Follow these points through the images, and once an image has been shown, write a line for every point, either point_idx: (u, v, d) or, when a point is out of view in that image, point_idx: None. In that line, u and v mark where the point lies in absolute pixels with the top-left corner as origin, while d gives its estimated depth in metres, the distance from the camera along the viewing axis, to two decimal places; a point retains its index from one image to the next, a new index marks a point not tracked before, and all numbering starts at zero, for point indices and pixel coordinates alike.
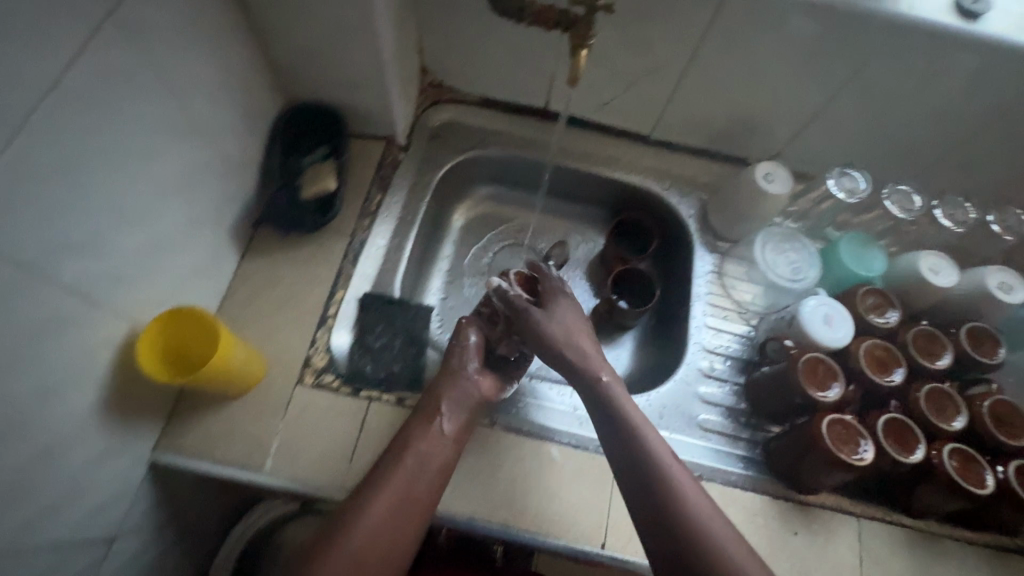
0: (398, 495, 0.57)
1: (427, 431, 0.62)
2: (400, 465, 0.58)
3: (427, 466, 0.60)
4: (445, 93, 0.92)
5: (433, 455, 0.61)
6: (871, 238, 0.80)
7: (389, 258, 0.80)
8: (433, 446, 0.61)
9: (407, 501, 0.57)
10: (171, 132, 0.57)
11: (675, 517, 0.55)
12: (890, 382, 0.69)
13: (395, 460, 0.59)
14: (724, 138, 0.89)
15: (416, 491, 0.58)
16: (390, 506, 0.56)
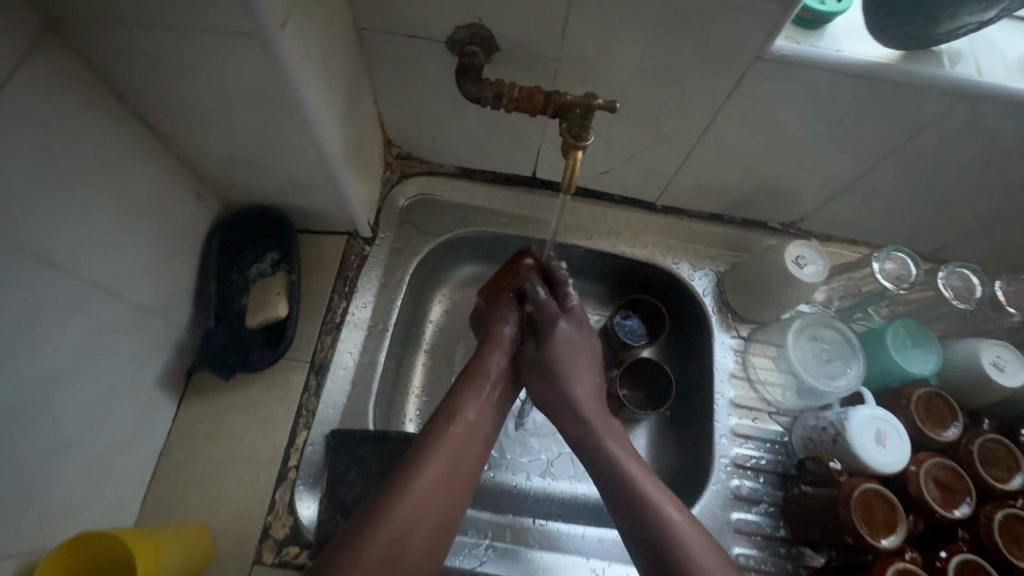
0: (439, 478, 0.57)
1: (474, 405, 0.63)
2: (440, 450, 0.58)
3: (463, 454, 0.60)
4: (416, 166, 0.79)
5: (467, 444, 0.61)
6: (924, 327, 0.68)
7: (359, 380, 0.68)
8: (471, 435, 0.62)
9: (444, 484, 0.57)
10: (54, 305, 0.44)
11: (675, 539, 0.53)
12: (958, 513, 0.59)
13: (440, 439, 0.59)
14: (741, 203, 0.77)
15: (453, 473, 0.58)
16: (432, 488, 0.56)
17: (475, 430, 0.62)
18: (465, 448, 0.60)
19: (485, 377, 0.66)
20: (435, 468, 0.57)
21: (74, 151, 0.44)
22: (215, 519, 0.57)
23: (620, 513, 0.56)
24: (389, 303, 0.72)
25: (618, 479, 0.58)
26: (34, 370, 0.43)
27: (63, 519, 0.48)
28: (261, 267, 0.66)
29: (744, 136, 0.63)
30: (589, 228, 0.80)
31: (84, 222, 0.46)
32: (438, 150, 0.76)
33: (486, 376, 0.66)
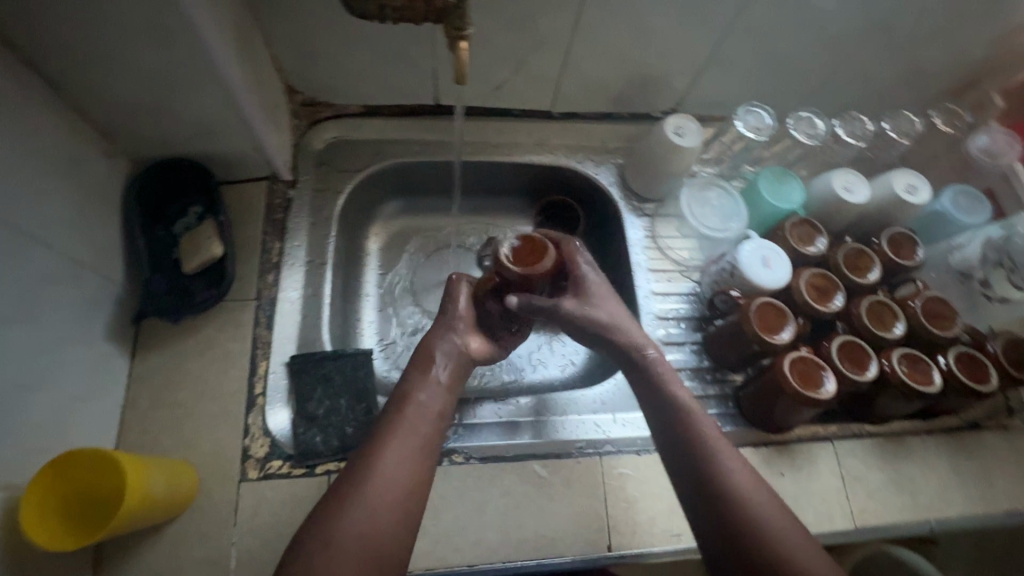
0: (404, 470, 0.53)
1: (445, 347, 0.63)
2: (375, 458, 0.53)
3: (400, 461, 0.53)
4: (323, 109, 0.83)
5: (407, 441, 0.55)
6: (786, 170, 0.81)
7: (308, 310, 0.72)
8: (409, 449, 0.55)
9: (393, 490, 0.52)
10: None
11: (710, 452, 0.53)
12: (832, 307, 0.71)
13: (415, 382, 0.60)
14: (624, 98, 0.86)
15: (384, 535, 0.50)
16: (368, 526, 0.49)
17: (435, 423, 0.58)
18: (423, 460, 0.55)
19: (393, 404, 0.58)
20: (387, 465, 0.53)
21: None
22: (193, 452, 0.60)
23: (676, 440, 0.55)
24: (324, 239, 0.77)
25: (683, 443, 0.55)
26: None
27: (40, 458, 0.50)
28: (187, 221, 0.67)
29: (609, 25, 0.72)
30: (496, 144, 0.87)
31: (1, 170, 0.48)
32: (340, 89, 0.80)
33: (435, 362, 0.62)
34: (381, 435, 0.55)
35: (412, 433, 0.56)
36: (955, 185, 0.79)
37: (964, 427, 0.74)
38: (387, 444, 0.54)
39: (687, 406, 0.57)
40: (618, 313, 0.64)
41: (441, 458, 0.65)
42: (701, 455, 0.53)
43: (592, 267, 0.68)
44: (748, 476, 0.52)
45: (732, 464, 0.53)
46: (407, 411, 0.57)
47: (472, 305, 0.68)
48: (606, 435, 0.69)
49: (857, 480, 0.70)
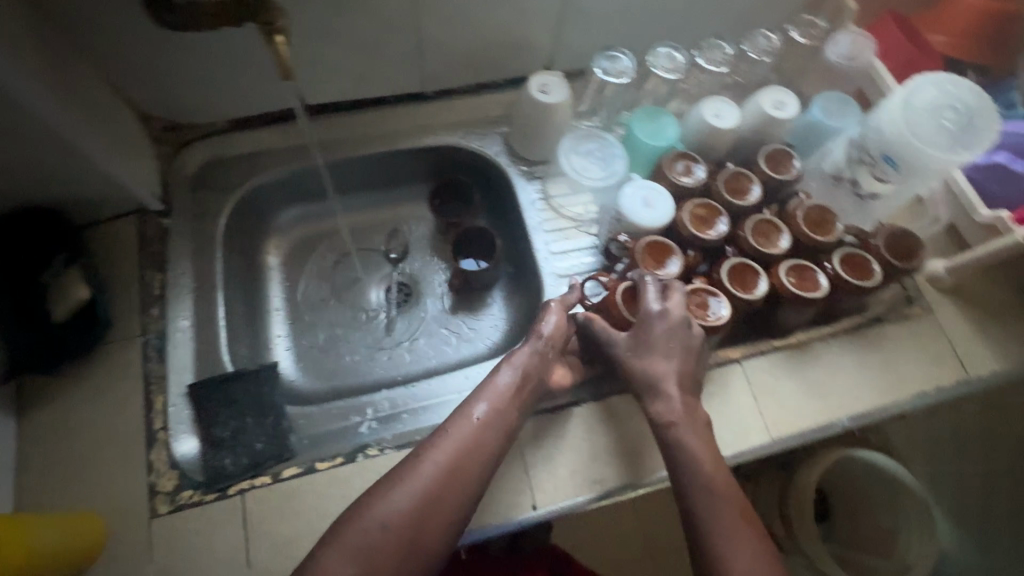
0: (442, 478, 0.56)
1: (522, 352, 0.66)
2: (424, 455, 0.57)
3: (448, 465, 0.56)
4: (188, 130, 0.80)
5: (453, 449, 0.58)
6: (659, 108, 0.81)
7: (202, 336, 0.70)
8: (463, 460, 0.57)
9: (433, 491, 0.55)
10: None
11: (712, 510, 0.55)
12: (718, 235, 0.72)
13: (488, 384, 0.64)
14: (494, 66, 0.85)
15: (416, 531, 0.53)
16: (402, 514, 0.53)
17: (487, 430, 0.60)
18: (471, 472, 0.57)
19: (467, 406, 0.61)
20: (427, 467, 0.56)
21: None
22: (97, 498, 0.60)
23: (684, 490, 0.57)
24: (210, 263, 0.75)
25: (689, 496, 0.57)
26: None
27: None
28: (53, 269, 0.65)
29: None
30: (377, 135, 0.85)
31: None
32: (200, 109, 0.78)
33: (508, 363, 0.65)
34: (440, 435, 0.59)
35: (467, 445, 0.58)
36: (824, 94, 0.80)
37: (867, 323, 0.77)
38: (441, 442, 0.58)
39: (701, 458, 0.58)
40: (663, 372, 0.63)
41: (356, 455, 0.64)
42: (704, 512, 0.55)
43: (662, 312, 0.64)
44: (743, 540, 0.54)
45: (731, 529, 0.54)
46: (468, 416, 0.60)
47: (562, 331, 0.69)
48: None
49: (769, 395, 0.72)
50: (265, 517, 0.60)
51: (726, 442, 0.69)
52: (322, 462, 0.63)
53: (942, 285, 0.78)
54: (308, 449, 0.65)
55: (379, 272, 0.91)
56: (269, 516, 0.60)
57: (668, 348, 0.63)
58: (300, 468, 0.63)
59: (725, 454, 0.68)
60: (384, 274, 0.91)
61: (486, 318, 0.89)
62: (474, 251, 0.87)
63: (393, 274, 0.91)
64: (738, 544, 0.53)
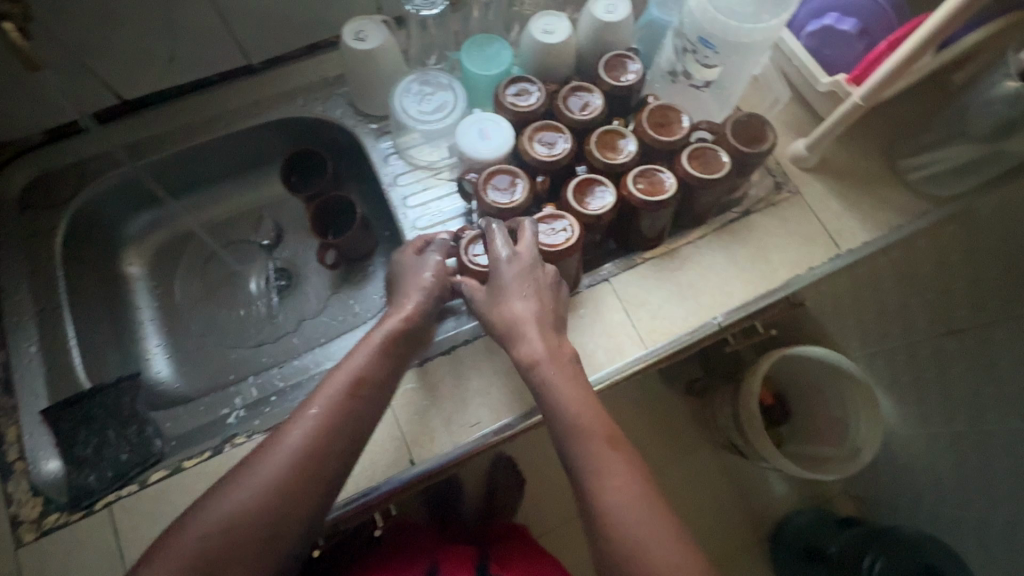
0: (292, 468, 0.50)
1: (402, 309, 0.61)
2: (276, 442, 0.51)
3: (302, 452, 0.50)
4: (4, 151, 0.76)
5: (305, 435, 0.51)
6: (489, 35, 0.77)
7: (52, 359, 0.68)
8: (320, 445, 0.51)
9: (277, 485, 0.49)
10: None
11: (589, 450, 0.52)
12: (561, 155, 0.70)
13: (357, 351, 0.58)
14: (319, 22, 0.81)
15: (254, 533, 0.48)
16: (243, 513, 0.48)
17: (348, 405, 0.54)
18: (331, 456, 0.52)
19: (333, 379, 0.55)
20: (275, 458, 0.50)
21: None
22: None
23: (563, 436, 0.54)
24: (49, 283, 0.71)
25: (568, 440, 0.53)
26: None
27: None
28: None
29: None
30: (210, 119, 0.81)
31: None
32: (6, 124, 0.73)
33: (390, 319, 0.60)
34: (299, 417, 0.52)
35: (323, 431, 0.52)
36: None
37: (736, 219, 0.75)
38: (297, 426, 0.51)
39: (572, 402, 0.55)
40: (522, 314, 0.59)
41: (223, 446, 0.63)
42: (583, 458, 0.52)
43: (512, 258, 0.61)
44: (621, 478, 0.50)
45: (608, 465, 0.51)
46: (326, 392, 0.54)
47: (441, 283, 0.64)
48: None
49: (641, 308, 0.70)
50: (135, 526, 0.59)
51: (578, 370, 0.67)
52: (188, 460, 0.62)
53: (807, 165, 0.76)
54: (177, 448, 0.64)
55: (254, 262, 0.88)
56: (138, 524, 0.59)
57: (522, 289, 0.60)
58: (166, 470, 0.61)
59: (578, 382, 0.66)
60: (259, 263, 0.88)
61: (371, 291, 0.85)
62: (342, 222, 0.84)
63: (269, 261, 0.88)
64: (614, 480, 0.50)
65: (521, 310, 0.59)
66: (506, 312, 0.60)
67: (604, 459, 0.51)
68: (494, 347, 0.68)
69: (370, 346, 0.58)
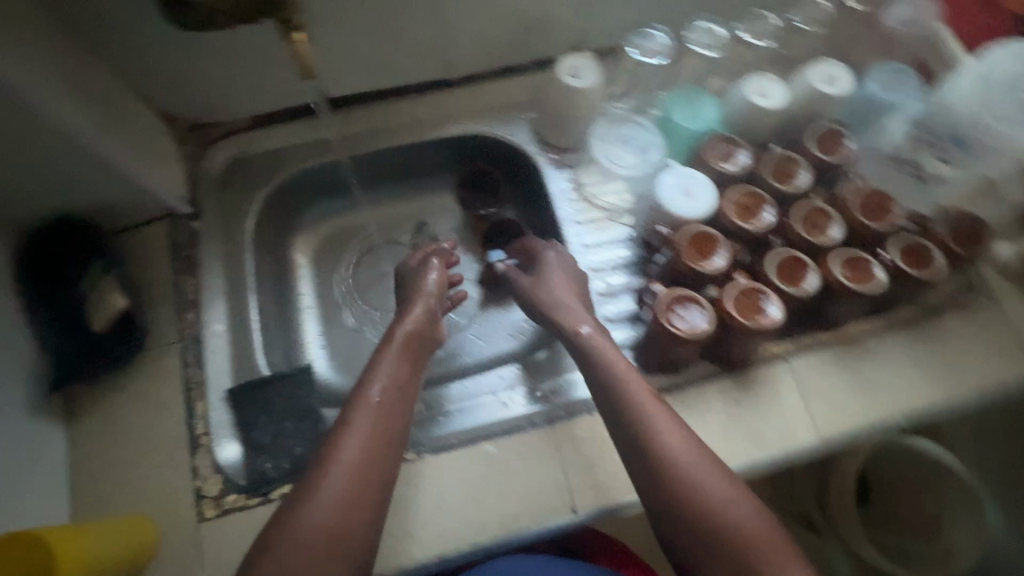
0: (358, 453, 0.56)
1: (408, 324, 0.70)
2: (340, 446, 0.57)
3: (363, 451, 0.56)
4: (210, 131, 0.79)
5: (361, 430, 0.58)
6: (696, 88, 0.77)
7: (237, 340, 0.70)
8: (377, 439, 0.58)
9: (350, 484, 0.54)
10: None
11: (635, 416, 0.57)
12: (764, 226, 0.68)
13: (378, 364, 0.65)
14: (520, 47, 0.81)
15: (340, 528, 0.52)
16: (326, 519, 0.52)
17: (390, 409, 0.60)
18: (384, 452, 0.57)
19: (369, 389, 0.62)
20: (345, 454, 0.56)
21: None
22: (147, 505, 0.61)
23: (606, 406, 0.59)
24: (238, 264, 0.74)
25: (611, 406, 0.59)
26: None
27: None
28: (90, 278, 0.65)
29: None
30: (399, 126, 0.83)
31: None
32: (220, 107, 0.76)
33: (407, 313, 0.72)
34: (352, 425, 0.58)
35: (372, 430, 0.58)
36: (881, 66, 0.73)
37: (925, 316, 0.72)
38: (357, 430, 0.57)
39: (614, 378, 0.60)
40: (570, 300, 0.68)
41: None
42: (632, 422, 0.57)
43: (558, 256, 0.73)
44: (669, 433, 0.56)
45: (654, 420, 0.56)
46: (366, 399, 0.60)
47: (442, 285, 0.76)
48: (552, 400, 0.68)
49: (818, 394, 0.68)
50: None
51: (731, 452, 0.65)
52: None
53: (1009, 272, 0.72)
54: None
55: None
56: None
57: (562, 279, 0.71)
58: None
59: (729, 466, 0.64)
60: None
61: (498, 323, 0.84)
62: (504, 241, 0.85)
63: None
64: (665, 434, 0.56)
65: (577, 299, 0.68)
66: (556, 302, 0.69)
67: (653, 419, 0.56)
68: None
69: (390, 354, 0.66)
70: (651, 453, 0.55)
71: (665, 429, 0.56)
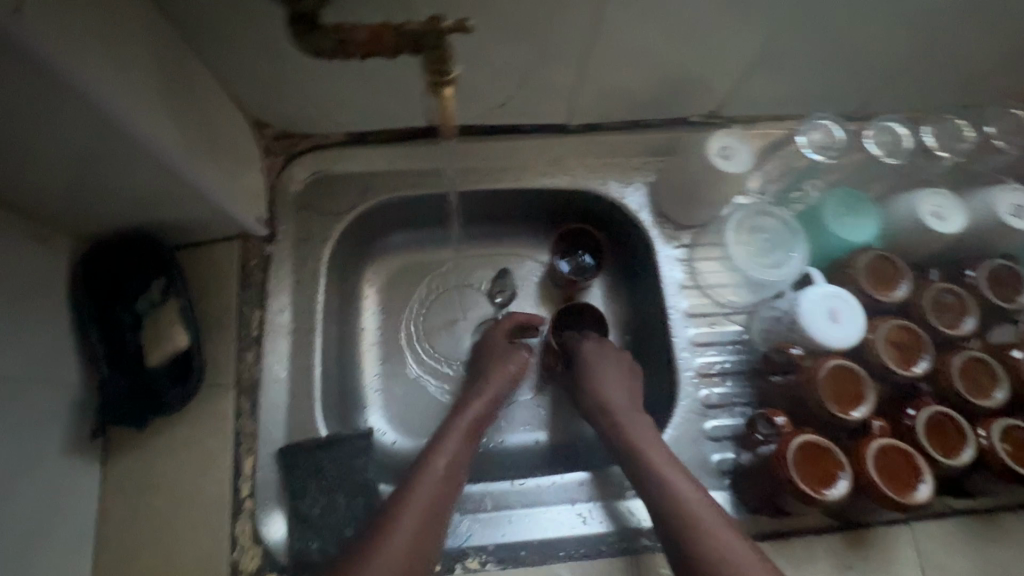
0: (417, 530, 0.51)
1: (480, 399, 0.65)
2: (396, 519, 0.51)
3: (416, 529, 0.51)
4: (299, 143, 0.70)
5: (420, 508, 0.52)
6: (856, 192, 0.67)
7: (297, 390, 0.63)
8: (433, 518, 0.53)
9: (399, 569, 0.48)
10: None
11: (676, 502, 0.53)
12: (915, 373, 0.58)
13: (447, 435, 0.60)
14: (658, 104, 0.71)
15: None
16: None
17: (450, 484, 0.56)
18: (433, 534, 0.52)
19: (433, 462, 0.56)
20: (403, 530, 0.50)
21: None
22: (176, 573, 0.54)
23: (645, 493, 0.55)
24: (309, 301, 0.66)
25: (649, 488, 0.55)
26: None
27: None
28: (149, 296, 0.58)
29: (635, 27, 0.57)
30: (503, 168, 0.74)
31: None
32: (316, 121, 0.68)
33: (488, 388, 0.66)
34: (416, 493, 0.53)
35: (428, 507, 0.53)
36: None
37: None
38: (418, 499, 0.53)
39: (654, 460, 0.57)
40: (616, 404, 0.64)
41: (454, 563, 0.57)
42: (673, 509, 0.52)
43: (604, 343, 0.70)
44: (714, 524, 0.51)
45: (700, 516, 0.52)
46: (428, 470, 0.56)
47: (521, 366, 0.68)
48: (641, 525, 0.60)
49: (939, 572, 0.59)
50: None
51: None
52: None
53: None
54: None
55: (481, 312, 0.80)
56: None
57: (614, 368, 0.67)
58: None
59: None
60: (485, 318, 0.80)
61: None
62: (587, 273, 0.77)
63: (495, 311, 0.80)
64: (714, 532, 0.50)
65: (615, 392, 0.65)
66: (603, 399, 0.65)
67: (697, 510, 0.52)
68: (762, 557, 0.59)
69: (460, 432, 0.61)
70: (695, 544, 0.50)
71: (682, 484, 0.54)
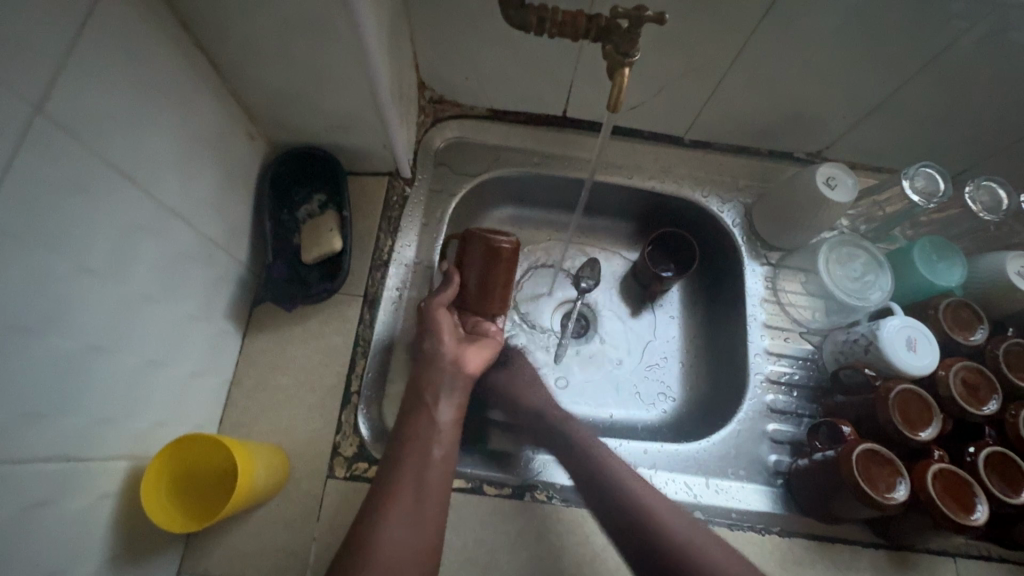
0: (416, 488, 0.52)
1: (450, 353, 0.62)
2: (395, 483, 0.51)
3: (418, 490, 0.52)
4: (447, 107, 0.80)
5: (415, 468, 0.53)
6: (948, 242, 0.72)
7: (410, 314, 0.70)
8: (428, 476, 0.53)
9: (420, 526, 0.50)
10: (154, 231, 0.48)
11: (612, 478, 0.58)
12: (985, 413, 0.61)
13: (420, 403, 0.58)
14: (769, 134, 0.79)
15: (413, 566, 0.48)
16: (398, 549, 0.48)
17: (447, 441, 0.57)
18: (434, 494, 0.52)
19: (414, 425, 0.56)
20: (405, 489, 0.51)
21: (152, 67, 0.45)
22: (288, 441, 0.61)
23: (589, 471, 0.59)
24: (432, 241, 0.75)
25: (587, 467, 0.59)
26: (130, 275, 0.45)
27: (161, 429, 0.52)
28: (310, 208, 0.68)
29: (776, 57, 0.66)
30: (619, 165, 0.81)
31: (167, 141, 0.48)
32: (470, 91, 0.78)
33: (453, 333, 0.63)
34: (413, 453, 0.54)
35: (422, 465, 0.53)
36: None
37: None
38: (416, 463, 0.53)
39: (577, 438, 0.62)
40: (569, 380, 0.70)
41: (522, 493, 0.63)
42: (614, 482, 0.57)
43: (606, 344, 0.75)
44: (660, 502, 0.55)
45: (637, 490, 0.57)
46: (416, 437, 0.55)
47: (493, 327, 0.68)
48: (697, 500, 0.65)
49: None
50: None
51: None
52: (490, 486, 0.62)
53: None
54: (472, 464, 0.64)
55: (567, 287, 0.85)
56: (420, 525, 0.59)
57: None
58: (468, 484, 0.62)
59: None
60: (569, 299, 0.85)
61: (660, 365, 0.82)
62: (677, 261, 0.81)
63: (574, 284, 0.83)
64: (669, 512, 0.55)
65: None
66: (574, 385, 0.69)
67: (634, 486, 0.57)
68: (808, 557, 0.63)
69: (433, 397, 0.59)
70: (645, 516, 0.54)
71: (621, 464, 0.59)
